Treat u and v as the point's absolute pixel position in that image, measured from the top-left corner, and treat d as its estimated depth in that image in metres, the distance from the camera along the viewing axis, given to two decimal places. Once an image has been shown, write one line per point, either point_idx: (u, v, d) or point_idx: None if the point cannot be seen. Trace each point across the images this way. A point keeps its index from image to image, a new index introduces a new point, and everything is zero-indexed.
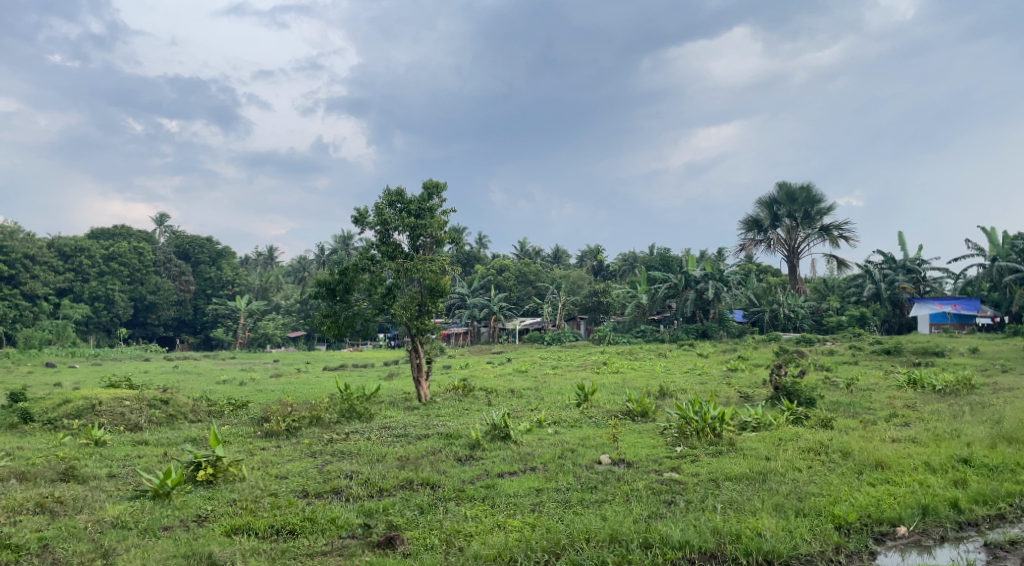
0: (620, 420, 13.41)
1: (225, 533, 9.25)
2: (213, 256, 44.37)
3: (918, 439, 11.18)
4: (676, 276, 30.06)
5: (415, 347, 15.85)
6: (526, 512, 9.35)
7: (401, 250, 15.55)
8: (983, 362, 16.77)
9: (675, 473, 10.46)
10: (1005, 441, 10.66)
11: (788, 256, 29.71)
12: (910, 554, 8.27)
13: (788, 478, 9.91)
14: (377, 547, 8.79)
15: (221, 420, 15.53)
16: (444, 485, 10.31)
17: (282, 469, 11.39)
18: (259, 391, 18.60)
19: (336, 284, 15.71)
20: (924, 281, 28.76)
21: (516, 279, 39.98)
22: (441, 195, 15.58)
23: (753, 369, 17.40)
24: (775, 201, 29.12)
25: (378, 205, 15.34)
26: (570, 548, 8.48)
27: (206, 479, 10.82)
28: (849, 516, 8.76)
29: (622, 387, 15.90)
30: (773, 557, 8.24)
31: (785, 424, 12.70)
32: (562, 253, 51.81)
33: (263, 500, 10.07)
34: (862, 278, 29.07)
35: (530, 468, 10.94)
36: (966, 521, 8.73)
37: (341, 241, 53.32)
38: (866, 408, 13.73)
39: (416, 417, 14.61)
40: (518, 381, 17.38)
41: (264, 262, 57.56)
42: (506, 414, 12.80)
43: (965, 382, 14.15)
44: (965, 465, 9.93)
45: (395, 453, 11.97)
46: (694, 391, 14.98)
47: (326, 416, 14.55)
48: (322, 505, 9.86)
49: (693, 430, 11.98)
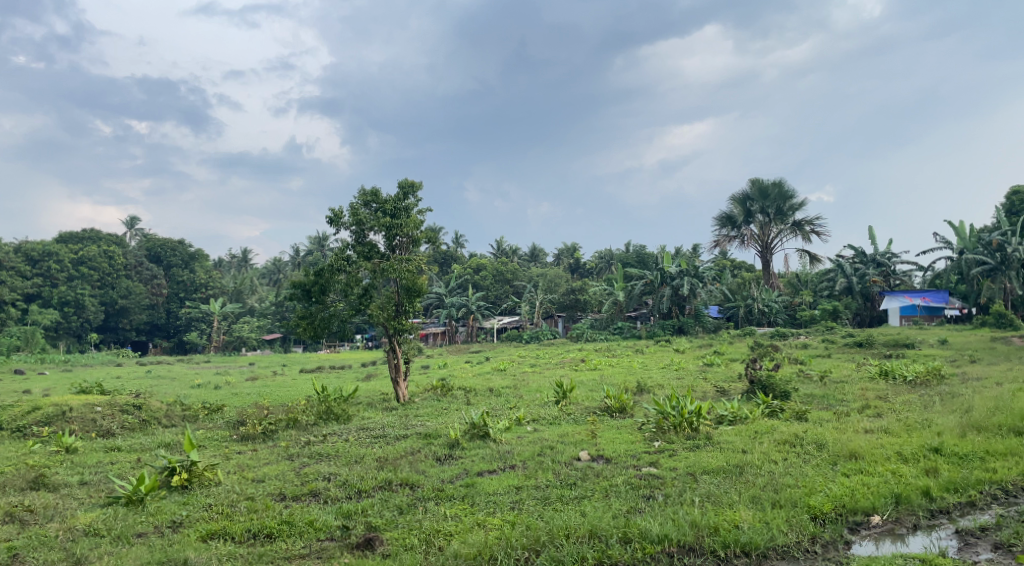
0: (599, 416, 13.51)
1: (201, 538, 9.17)
2: (186, 259, 43.86)
3: (891, 429, 11.39)
4: (653, 272, 30.20)
5: (393, 347, 15.80)
6: (505, 510, 9.38)
7: (377, 251, 15.50)
8: (953, 352, 17.13)
9: (652, 468, 10.54)
10: (973, 430, 10.91)
11: (762, 252, 30.01)
12: (883, 542, 8.45)
13: (764, 471, 10.06)
14: (355, 548, 8.77)
15: (196, 425, 15.37)
16: (424, 485, 10.32)
17: (258, 472, 11.31)
18: (234, 394, 18.42)
19: (312, 285, 15.62)
20: (895, 274, 29.30)
21: (492, 279, 39.86)
22: (416, 195, 15.57)
23: (729, 363, 17.61)
24: (748, 197, 29.40)
25: (353, 206, 15.30)
26: (550, 544, 8.54)
27: (180, 484, 10.70)
28: (824, 507, 8.91)
29: (600, 384, 15.99)
30: (751, 548, 8.37)
31: (761, 417, 12.88)
32: (538, 252, 51.85)
33: (239, 504, 9.99)
34: (834, 273, 29.50)
35: (509, 466, 10.96)
36: (938, 509, 8.93)
37: (316, 242, 52.94)
38: (839, 400, 13.95)
39: (395, 418, 14.58)
40: (497, 380, 17.37)
41: (238, 264, 56.96)
42: (484, 413, 12.81)
43: (934, 373, 14.48)
44: (936, 453, 10.14)
45: (374, 454, 11.95)
46: (671, 386, 15.11)
47: (303, 418, 14.48)
48: (300, 508, 9.81)
49: (670, 425, 12.12)
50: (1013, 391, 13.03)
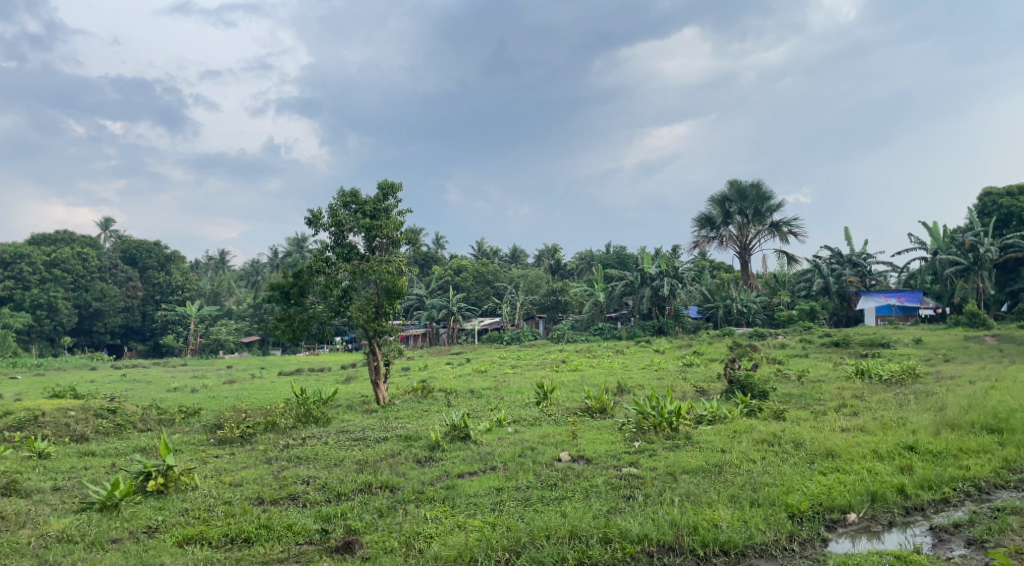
0: (579, 417, 13.55)
1: (177, 544, 9.08)
2: (161, 261, 43.32)
3: (867, 428, 11.54)
4: (633, 273, 30.36)
5: (373, 349, 15.73)
6: (486, 512, 9.38)
7: (357, 252, 15.43)
8: (927, 351, 17.41)
9: (633, 468, 10.60)
10: (948, 427, 11.09)
11: (740, 253, 30.26)
12: (859, 539, 8.57)
13: (743, 470, 10.15)
14: (334, 552, 8.74)
15: (172, 429, 15.20)
16: (404, 488, 10.29)
17: (235, 476, 11.21)
18: (211, 398, 18.23)
19: (291, 287, 15.53)
20: (870, 274, 29.69)
21: (473, 280, 39.82)
22: (397, 195, 15.54)
23: (708, 364, 17.76)
24: (726, 199, 29.63)
25: (332, 207, 15.22)
26: (530, 545, 8.55)
27: (156, 489, 10.57)
28: (802, 505, 9.01)
29: (581, 384, 16.04)
30: (729, 547, 8.45)
31: (739, 417, 13.01)
32: (519, 253, 51.91)
33: (216, 509, 9.89)
34: (811, 273, 29.83)
35: (490, 467, 10.98)
36: (913, 506, 9.06)
37: (294, 244, 52.54)
38: (816, 399, 14.13)
39: (375, 420, 14.52)
40: (478, 382, 17.37)
41: (215, 266, 56.43)
42: (466, 414, 12.81)
43: (909, 372, 14.72)
44: (911, 451, 10.29)
45: (354, 457, 11.88)
46: (651, 387, 15.21)
47: (282, 421, 14.37)
48: (278, 512, 9.73)
49: (651, 425, 12.20)
50: (985, 389, 13.26)
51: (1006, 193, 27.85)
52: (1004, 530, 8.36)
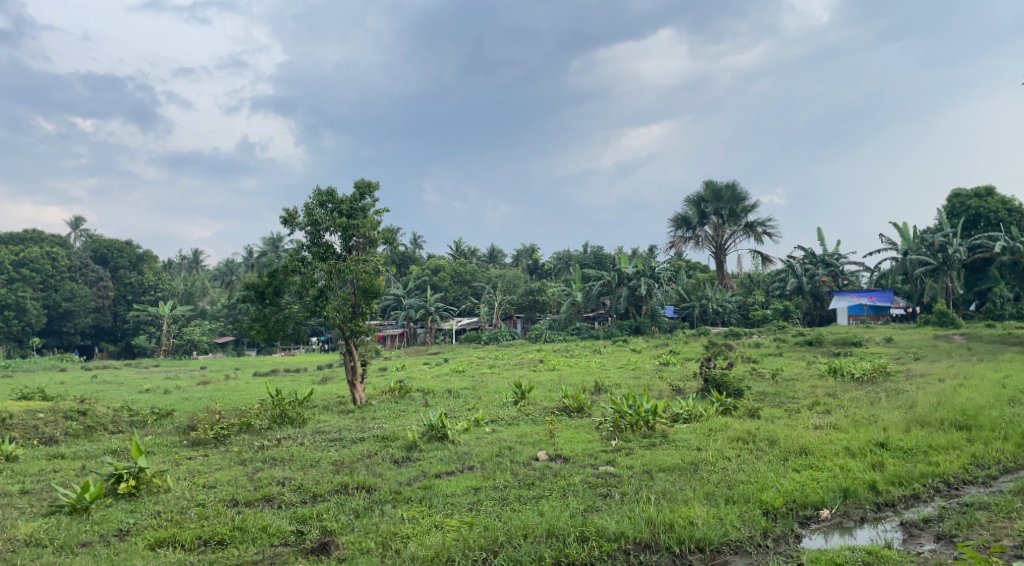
0: (557, 416, 13.61)
1: (149, 547, 8.99)
2: (133, 261, 42.72)
3: (839, 425, 11.73)
4: (609, 273, 30.51)
5: (349, 349, 15.66)
6: (463, 512, 9.39)
7: (333, 251, 15.34)
8: (898, 350, 17.71)
9: (610, 466, 10.67)
10: (918, 424, 11.31)
11: (716, 253, 30.54)
12: (832, 535, 8.71)
13: (718, 467, 10.27)
14: (311, 553, 8.71)
15: (145, 430, 15.01)
16: (381, 488, 10.27)
17: (209, 478, 11.09)
18: (184, 399, 18.02)
19: (266, 287, 15.40)
20: (842, 274, 30.10)
21: (451, 280, 39.73)
22: (373, 195, 15.48)
23: (684, 363, 17.90)
24: (702, 199, 29.87)
25: (308, 206, 15.12)
26: (507, 544, 8.59)
27: (128, 491, 10.44)
28: (776, 502, 9.13)
29: (558, 384, 16.10)
30: (705, 544, 8.54)
31: (715, 415, 13.13)
32: (497, 253, 51.94)
33: (189, 511, 9.79)
34: (785, 273, 30.15)
35: (468, 467, 10.99)
36: (884, 502, 9.22)
37: (270, 243, 52.07)
38: (790, 397, 14.32)
39: (352, 421, 14.47)
40: (455, 381, 17.38)
41: (189, 266, 55.79)
42: (443, 414, 12.80)
43: (880, 370, 14.98)
44: (882, 448, 10.47)
45: (330, 457, 11.83)
46: (628, 386, 15.33)
47: (257, 422, 14.26)
48: (253, 513, 9.66)
49: (627, 423, 12.28)
50: (954, 387, 13.55)
51: (975, 194, 28.43)
52: (972, 525, 8.53)
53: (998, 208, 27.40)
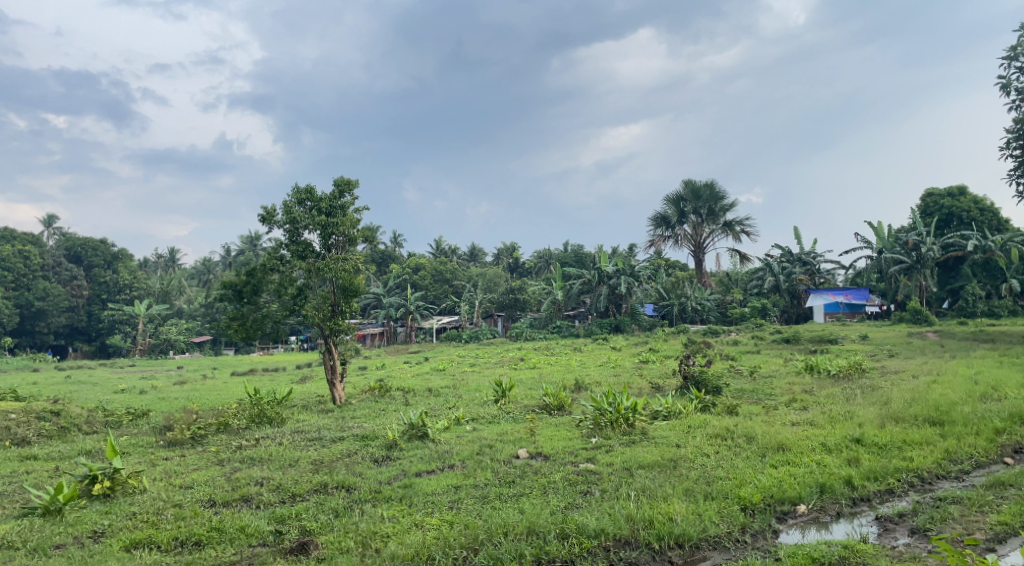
0: (537, 414, 13.64)
1: (124, 548, 8.90)
2: (108, 259, 42.16)
3: (816, 422, 11.88)
4: (590, 271, 30.56)
5: (329, 348, 15.59)
6: (443, 510, 9.38)
7: (312, 250, 15.25)
8: (873, 347, 17.97)
9: (590, 464, 10.72)
10: (892, 420, 11.49)
11: (695, 252, 30.75)
12: (809, 530, 8.82)
13: (697, 464, 10.36)
14: (289, 553, 8.68)
15: (120, 431, 14.82)
16: (361, 487, 10.24)
17: (185, 478, 10.98)
18: (161, 399, 17.83)
19: (243, 286, 15.27)
20: (819, 273, 30.38)
21: (431, 278, 39.60)
22: (353, 193, 15.41)
23: (663, 360, 18.02)
24: (681, 198, 30.04)
25: (286, 204, 15.02)
26: (488, 542, 8.61)
27: (102, 493, 10.32)
28: (754, 497, 9.23)
29: (539, 382, 16.14)
30: (684, 540, 8.61)
31: (694, 412, 13.23)
32: (477, 252, 51.94)
33: (165, 512, 9.70)
34: (763, 271, 30.40)
35: (448, 466, 10.97)
36: (859, 497, 9.36)
37: (248, 242, 51.59)
38: (767, 394, 14.47)
39: (332, 420, 14.41)
40: (436, 380, 17.35)
41: (165, 265, 55.14)
42: (423, 413, 12.77)
43: (856, 367, 15.19)
44: (858, 444, 10.63)
45: (309, 457, 11.77)
46: (608, 384, 15.40)
47: (235, 422, 14.15)
48: (230, 513, 9.60)
49: (607, 421, 12.34)
50: (928, 383, 13.80)
51: (948, 194, 28.91)
52: (945, 519, 8.68)
53: (970, 207, 27.89)
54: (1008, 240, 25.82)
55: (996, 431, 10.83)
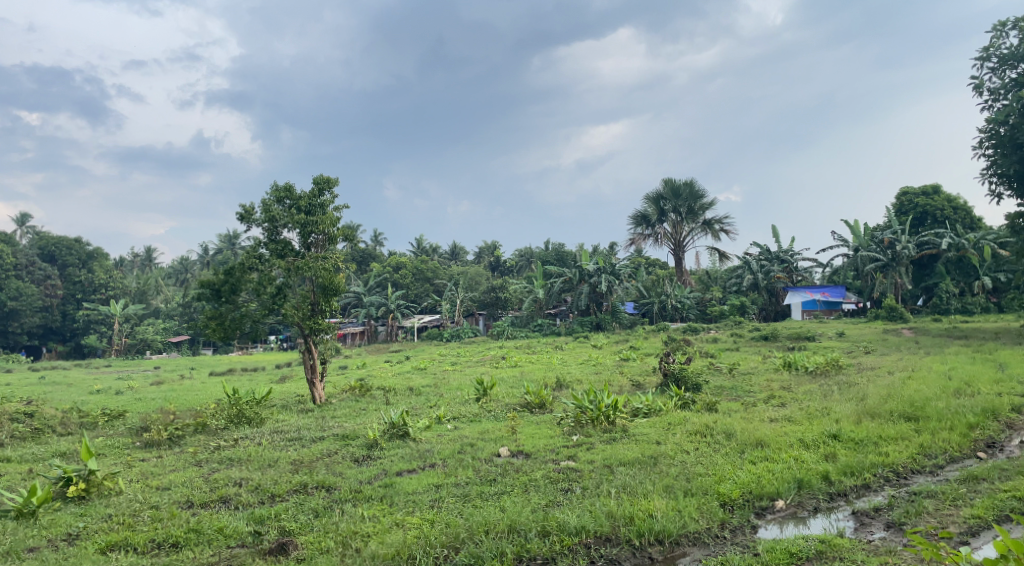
0: (518, 412, 13.67)
1: (100, 551, 8.80)
2: (83, 258, 41.62)
3: (794, 418, 12.02)
4: (571, 270, 30.64)
5: (309, 348, 15.51)
6: (424, 509, 9.37)
7: (291, 248, 15.16)
8: (850, 344, 18.19)
9: (571, 461, 10.77)
10: (868, 416, 11.65)
11: (674, 250, 30.94)
12: (787, 525, 8.93)
13: (677, 460, 10.44)
14: (268, 554, 8.64)
15: (95, 432, 14.63)
16: (341, 487, 10.20)
17: (163, 480, 10.88)
18: (137, 399, 17.64)
19: (221, 285, 15.12)
20: (797, 271, 30.49)
21: (412, 277, 39.42)
22: (332, 190, 15.34)
23: (644, 358, 18.15)
24: (661, 197, 30.22)
25: (265, 202, 14.91)
26: (469, 541, 8.61)
27: (77, 495, 10.18)
28: (733, 494, 9.33)
29: (520, 380, 16.18)
30: (664, 536, 8.68)
31: (673, 409, 13.35)
32: (458, 250, 51.92)
33: (142, 514, 9.60)
34: (741, 269, 30.59)
35: (429, 465, 10.96)
36: (836, 492, 9.48)
37: (226, 241, 51.14)
38: (746, 391, 14.62)
39: (311, 420, 14.33)
40: (416, 379, 17.30)
41: (141, 264, 54.45)
42: (404, 412, 12.74)
43: (833, 364, 15.37)
44: (835, 440, 10.77)
45: (289, 457, 11.70)
46: (589, 381, 15.47)
47: (212, 422, 14.05)
48: (208, 515, 9.51)
49: (588, 419, 12.41)
50: (903, 379, 14.01)
51: (922, 193, 29.34)
52: (920, 513, 8.82)
53: (943, 206, 28.33)
54: (980, 238, 26.25)
55: (969, 426, 11.01)
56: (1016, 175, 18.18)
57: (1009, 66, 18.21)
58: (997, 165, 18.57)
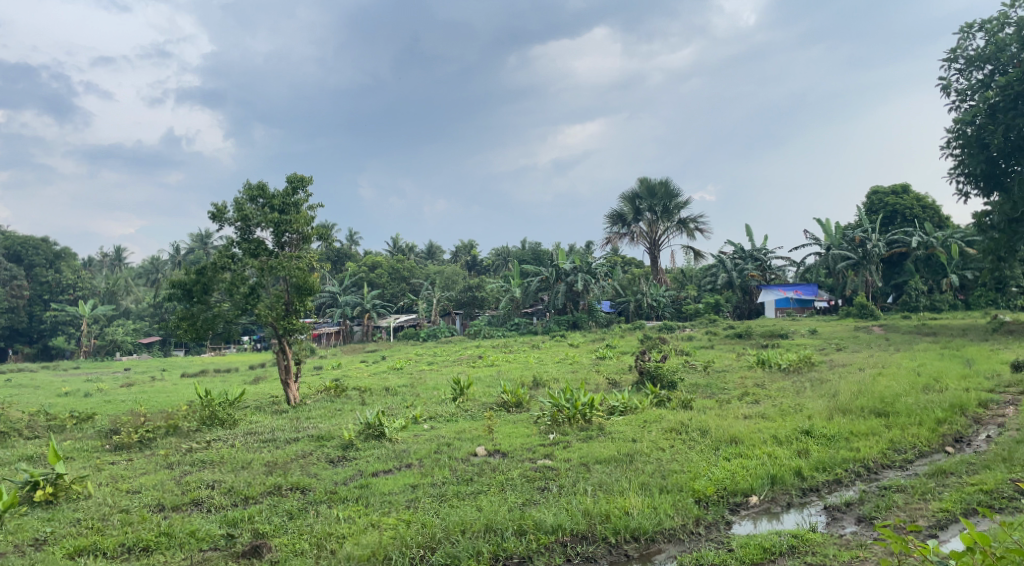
0: (495, 412, 13.65)
1: (68, 556, 8.65)
2: (50, 258, 40.82)
3: (767, 414, 12.17)
4: (547, 269, 30.70)
5: (283, 348, 15.36)
6: (400, 510, 9.33)
7: (265, 247, 15.00)
8: (822, 341, 18.45)
9: (547, 460, 10.77)
10: (840, 412, 11.82)
11: (650, 249, 31.14)
12: (760, 521, 9.04)
13: (652, 458, 10.51)
14: (241, 556, 8.54)
15: (63, 435, 14.35)
16: (316, 489, 10.11)
17: (133, 483, 10.70)
18: (107, 402, 17.33)
19: (193, 285, 14.89)
20: (770, 268, 30.63)
21: (388, 276, 39.23)
22: (306, 189, 15.20)
23: (620, 356, 18.24)
24: (637, 196, 30.42)
25: (238, 201, 14.73)
26: (445, 541, 8.58)
27: (44, 499, 9.98)
28: (707, 490, 9.41)
29: (497, 379, 16.18)
30: (640, 533, 8.73)
31: (649, 407, 13.42)
32: (435, 249, 51.78)
33: (112, 518, 9.43)
34: (715, 268, 30.79)
35: (405, 465, 10.91)
36: (808, 488, 9.61)
37: (198, 241, 50.45)
38: (721, 388, 14.75)
39: (285, 421, 14.19)
40: (392, 379, 17.21)
41: (111, 264, 53.56)
42: (379, 412, 12.64)
43: (805, 360, 15.57)
44: (808, 435, 10.91)
45: (263, 458, 11.58)
46: (565, 380, 15.51)
47: (185, 424, 13.87)
48: (180, 518, 9.37)
49: (565, 417, 12.44)
50: (873, 375, 14.25)
51: (892, 192, 29.87)
52: (891, 507, 8.96)
53: (912, 204, 28.85)
54: (948, 237, 26.65)
55: (938, 421, 11.22)
56: (982, 174, 18.59)
57: (975, 67, 18.57)
58: (964, 165, 18.95)
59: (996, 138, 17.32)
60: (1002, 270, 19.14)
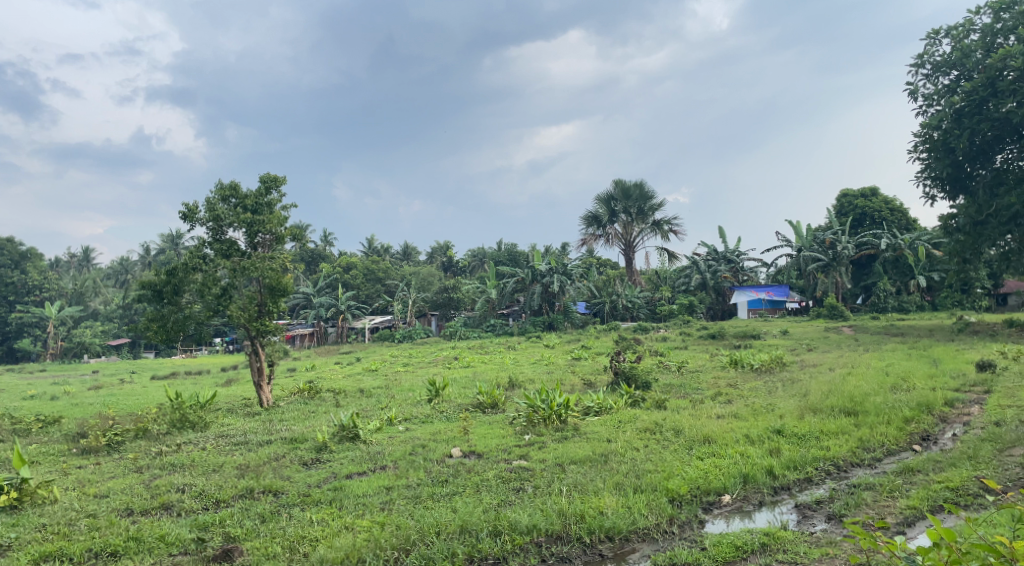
0: (470, 413, 13.65)
1: (33, 562, 8.49)
2: (15, 259, 39.56)
3: (740, 414, 12.31)
4: (523, 270, 30.70)
5: (256, 350, 15.19)
6: (375, 511, 9.30)
7: (237, 248, 14.87)
8: (793, 342, 18.71)
9: (522, 460, 10.80)
10: (811, 411, 12.00)
11: (625, 250, 31.32)
12: (732, 519, 9.13)
13: (627, 458, 10.57)
14: (212, 561, 8.47)
15: (29, 439, 14.07)
16: (289, 492, 10.02)
17: (101, 487, 10.52)
18: (75, 405, 17.02)
19: (164, 286, 14.64)
20: (742, 269, 31.21)
21: (363, 278, 39.05)
22: (280, 189, 15.08)
23: (595, 357, 18.35)
24: (612, 197, 30.60)
25: (209, 201, 14.56)
26: (420, 542, 8.58)
27: (9, 504, 9.78)
28: (681, 489, 9.49)
29: (472, 380, 16.18)
30: (614, 533, 8.78)
31: (624, 407, 13.49)
32: (410, 250, 51.63)
33: (78, 522, 9.27)
34: (689, 269, 31.13)
35: (379, 467, 10.87)
36: (779, 486, 9.74)
37: (169, 241, 49.72)
38: (694, 388, 14.88)
39: (258, 423, 14.04)
40: (367, 381, 17.13)
41: (79, 264, 52.68)
42: (354, 414, 12.58)
43: (777, 361, 15.79)
44: (779, 434, 11.05)
45: (235, 461, 11.45)
46: (541, 381, 15.55)
47: (154, 427, 13.64)
48: (149, 522, 9.25)
49: (540, 417, 12.48)
50: (843, 375, 14.49)
51: (861, 195, 30.37)
52: (859, 504, 9.11)
53: (881, 207, 29.39)
54: (916, 239, 27.31)
55: (905, 420, 11.43)
56: (949, 178, 18.99)
57: (942, 72, 18.96)
58: (931, 168, 19.34)
59: (960, 142, 17.67)
60: (967, 271, 19.54)
